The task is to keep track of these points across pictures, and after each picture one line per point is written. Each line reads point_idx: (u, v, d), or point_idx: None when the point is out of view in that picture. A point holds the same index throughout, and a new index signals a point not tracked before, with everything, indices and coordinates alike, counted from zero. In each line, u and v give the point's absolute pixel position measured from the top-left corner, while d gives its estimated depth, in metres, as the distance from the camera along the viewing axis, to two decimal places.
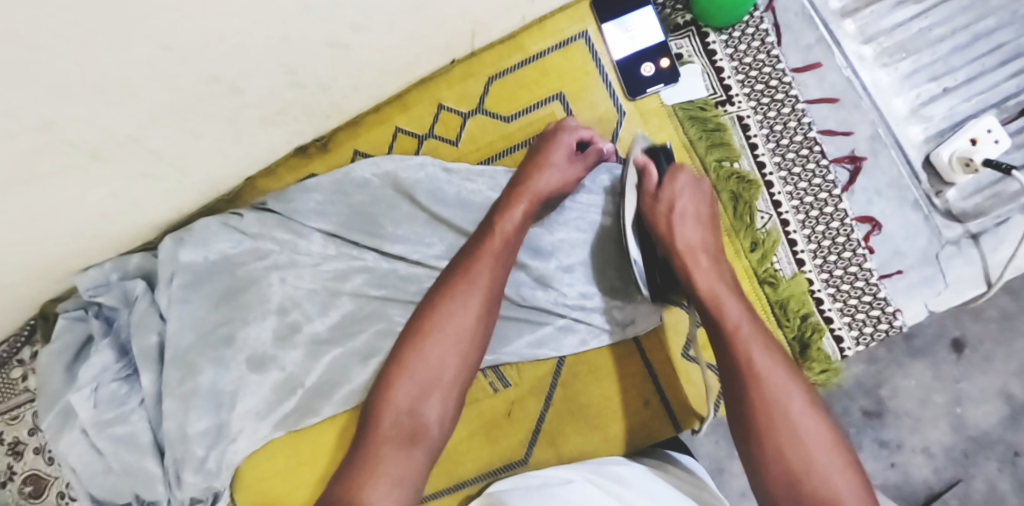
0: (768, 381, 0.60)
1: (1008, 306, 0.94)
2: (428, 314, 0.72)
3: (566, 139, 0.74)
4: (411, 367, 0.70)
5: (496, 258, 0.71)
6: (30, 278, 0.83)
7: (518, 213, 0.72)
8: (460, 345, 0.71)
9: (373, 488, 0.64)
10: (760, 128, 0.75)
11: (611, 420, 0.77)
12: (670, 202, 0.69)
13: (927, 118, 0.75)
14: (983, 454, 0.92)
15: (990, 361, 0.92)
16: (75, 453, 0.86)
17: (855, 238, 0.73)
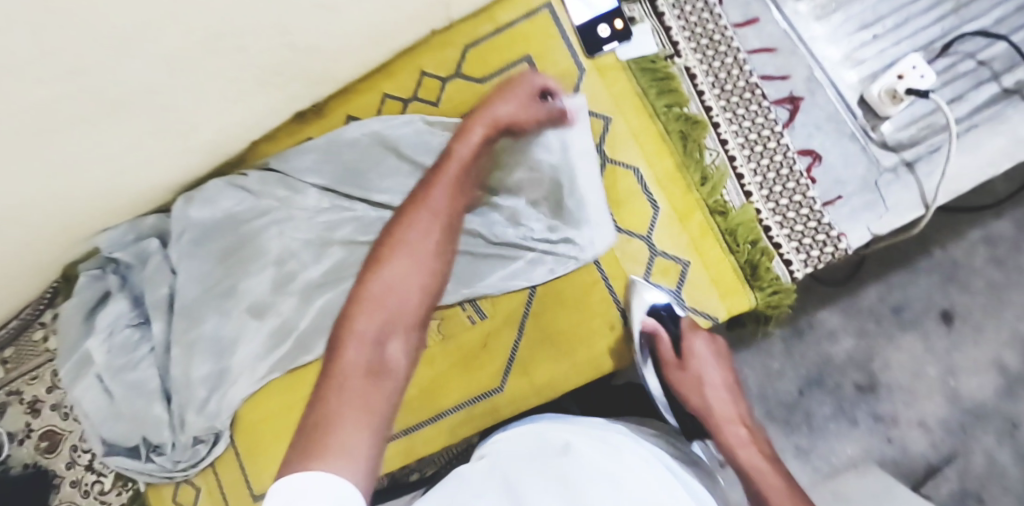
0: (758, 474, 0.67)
1: (996, 277, 1.00)
2: (387, 252, 0.76)
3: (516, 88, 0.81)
4: (377, 301, 0.73)
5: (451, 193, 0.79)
6: (55, 238, 0.92)
7: (483, 128, 0.80)
8: (422, 266, 0.76)
9: (344, 411, 0.60)
10: (706, 77, 0.83)
11: (579, 346, 0.82)
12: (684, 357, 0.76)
13: (860, 61, 0.81)
14: (981, 427, 0.99)
15: (982, 331, 1.00)
16: (89, 399, 0.94)
17: (797, 169, 0.79)
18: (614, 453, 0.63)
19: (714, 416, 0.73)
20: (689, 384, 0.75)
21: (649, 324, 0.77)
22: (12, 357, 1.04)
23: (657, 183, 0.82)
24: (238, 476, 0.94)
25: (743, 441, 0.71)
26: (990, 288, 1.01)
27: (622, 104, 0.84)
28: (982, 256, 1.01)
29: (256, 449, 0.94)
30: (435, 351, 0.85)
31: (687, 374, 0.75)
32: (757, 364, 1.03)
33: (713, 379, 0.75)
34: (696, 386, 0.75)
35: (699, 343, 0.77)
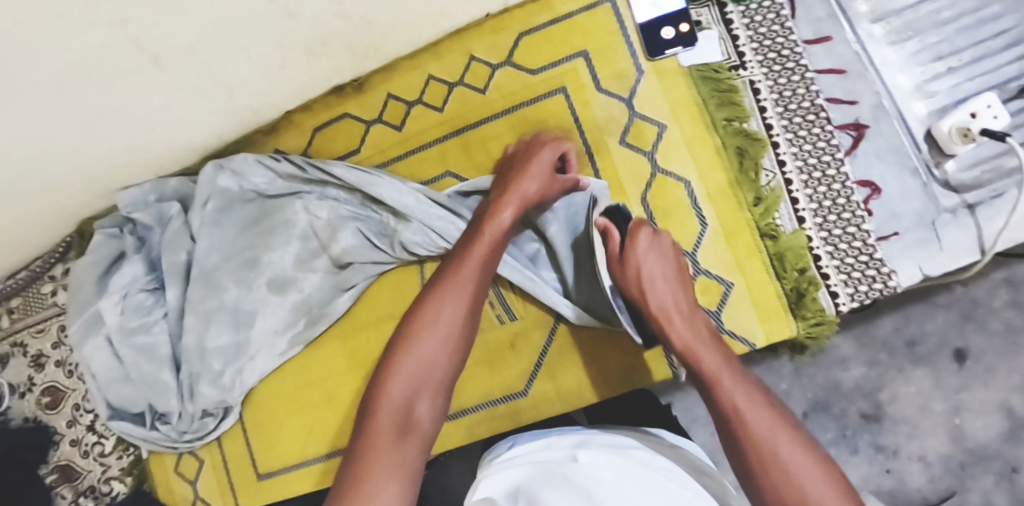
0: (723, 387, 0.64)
1: (1014, 319, 0.91)
2: (433, 291, 0.74)
3: (539, 157, 0.78)
4: (416, 359, 0.71)
5: (482, 260, 0.74)
6: (74, 185, 0.90)
7: (514, 206, 0.76)
8: (449, 346, 0.72)
9: (374, 483, 0.63)
10: (770, 93, 0.79)
11: (610, 357, 0.80)
12: (634, 261, 0.72)
13: (931, 93, 0.78)
14: (980, 467, 0.91)
15: (993, 374, 0.91)
16: (97, 361, 0.92)
17: (855, 200, 0.77)
18: (633, 466, 0.62)
19: (662, 306, 0.70)
20: (635, 288, 0.72)
21: (602, 223, 0.76)
22: (20, 307, 1.02)
23: (707, 198, 0.79)
24: (245, 452, 0.92)
25: (691, 325, 0.69)
26: (1008, 330, 0.91)
27: (679, 113, 0.80)
28: (1002, 298, 0.91)
29: (264, 426, 0.92)
30: None
31: (627, 270, 0.73)
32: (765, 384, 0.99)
33: (654, 272, 0.72)
34: (635, 280, 0.72)
35: (642, 239, 0.73)
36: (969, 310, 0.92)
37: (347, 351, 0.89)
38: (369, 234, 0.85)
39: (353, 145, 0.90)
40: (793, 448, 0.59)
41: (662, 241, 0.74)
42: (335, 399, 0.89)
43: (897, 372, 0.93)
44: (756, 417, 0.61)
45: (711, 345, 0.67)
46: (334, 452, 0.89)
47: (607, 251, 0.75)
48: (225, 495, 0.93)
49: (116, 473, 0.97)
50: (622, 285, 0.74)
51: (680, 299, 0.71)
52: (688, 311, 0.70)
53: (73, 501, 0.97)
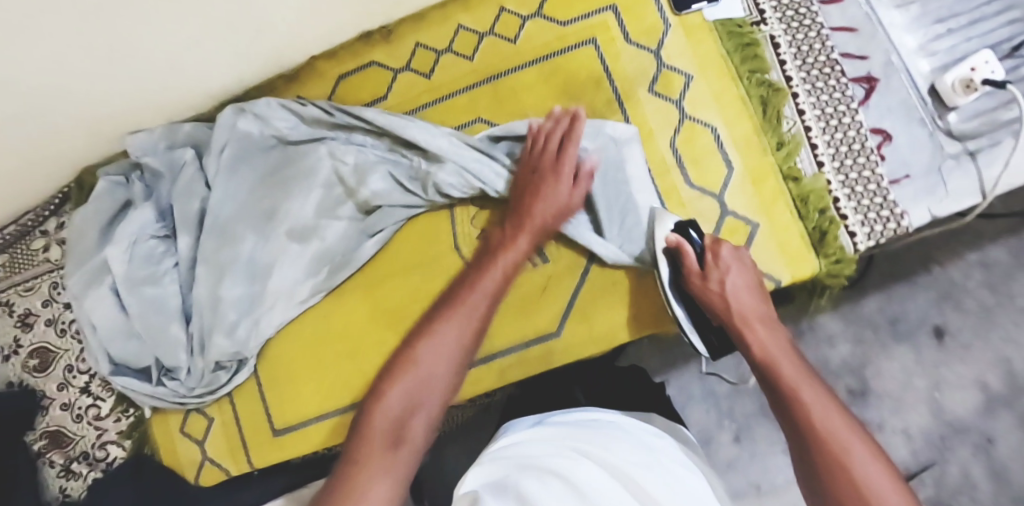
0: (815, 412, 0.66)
1: (987, 300, 1.02)
2: (448, 310, 0.77)
3: (552, 139, 0.81)
4: (420, 372, 0.73)
5: (497, 279, 0.78)
6: (81, 122, 0.86)
7: (529, 238, 0.79)
8: (457, 359, 0.75)
9: (360, 487, 0.64)
10: (789, 47, 0.84)
11: (643, 297, 0.82)
12: (720, 279, 0.75)
13: (933, 52, 0.85)
14: (958, 439, 1.01)
15: (969, 349, 1.02)
16: (99, 312, 0.87)
17: (869, 145, 0.82)
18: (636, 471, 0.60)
19: (741, 311, 0.74)
20: (715, 292, 0.75)
21: (674, 240, 0.77)
22: (6, 264, 0.97)
23: (733, 144, 0.83)
24: (258, 409, 0.89)
25: (771, 334, 0.72)
26: (981, 310, 1.02)
27: (706, 64, 0.84)
28: (976, 278, 1.02)
29: (279, 381, 0.88)
30: None
31: (709, 285, 0.75)
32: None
33: (737, 286, 0.75)
34: (719, 295, 0.75)
35: (723, 252, 0.76)
36: (947, 291, 1.03)
37: (371, 299, 0.87)
38: (399, 177, 0.85)
39: (379, 92, 0.90)
40: (862, 452, 0.62)
41: (741, 256, 0.77)
42: (357, 349, 0.86)
43: (881, 349, 1.03)
44: (825, 420, 0.65)
45: (785, 350, 0.72)
46: (355, 404, 0.86)
47: (686, 267, 0.77)
48: (237, 456, 0.89)
49: (113, 437, 0.93)
50: (700, 296, 0.76)
51: (758, 307, 0.75)
52: (767, 320, 0.74)
53: (63, 469, 0.92)
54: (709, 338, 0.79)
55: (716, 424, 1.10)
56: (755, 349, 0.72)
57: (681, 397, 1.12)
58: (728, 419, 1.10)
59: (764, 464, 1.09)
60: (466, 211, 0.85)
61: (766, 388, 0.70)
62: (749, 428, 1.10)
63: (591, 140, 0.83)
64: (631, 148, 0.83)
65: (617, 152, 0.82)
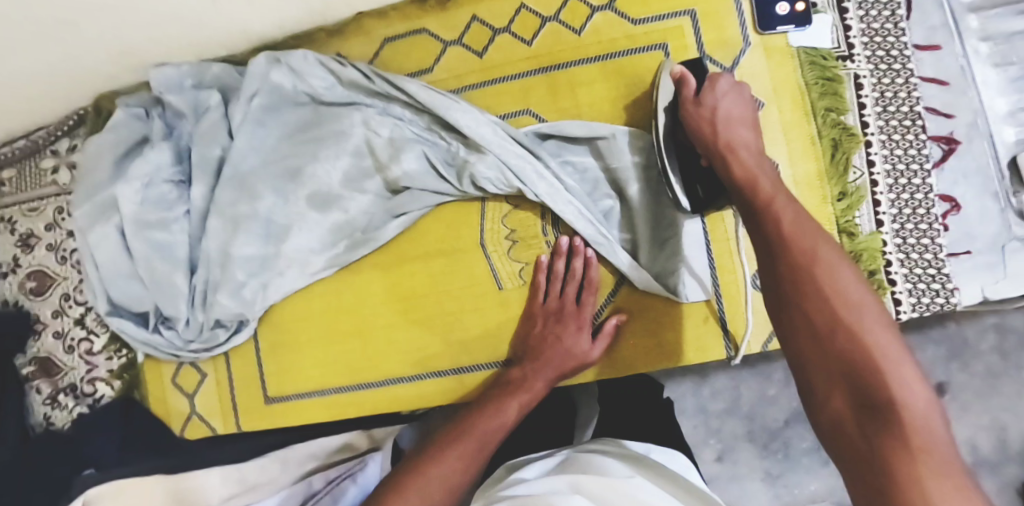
0: (796, 244, 0.60)
1: (995, 364, 0.96)
2: (451, 439, 0.73)
3: (568, 292, 0.78)
4: (427, 487, 0.69)
5: (516, 401, 0.74)
6: (105, 46, 0.80)
7: (545, 379, 0.76)
8: (465, 461, 0.71)
9: None
10: (872, 91, 0.78)
11: (666, 330, 0.78)
12: (713, 105, 0.71)
13: (1022, 122, 0.79)
14: None
15: (967, 410, 0.97)
16: (104, 250, 0.83)
17: (934, 213, 0.77)
18: (612, 482, 0.68)
19: (729, 139, 0.69)
20: (702, 112, 0.71)
21: (677, 73, 0.75)
22: (11, 181, 0.93)
23: (793, 184, 0.78)
24: (253, 374, 0.86)
25: (756, 158, 0.68)
26: (988, 374, 0.96)
27: (781, 94, 0.78)
28: (990, 342, 0.96)
29: (280, 348, 0.86)
30: (513, 295, 0.80)
31: (701, 108, 0.72)
32: (753, 385, 1.04)
33: (730, 113, 0.71)
34: (710, 118, 0.71)
35: (722, 84, 0.72)
36: (957, 349, 0.97)
37: (386, 282, 0.83)
38: (435, 161, 0.80)
39: (426, 64, 0.84)
40: (832, 259, 0.58)
41: (741, 88, 0.73)
42: (365, 329, 0.84)
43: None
44: (795, 230, 0.60)
45: (769, 173, 0.67)
46: (355, 385, 0.84)
47: (682, 96, 0.74)
48: (226, 417, 0.88)
49: (102, 375, 0.91)
50: (690, 120, 0.72)
51: (750, 138, 0.71)
52: (752, 148, 0.69)
53: (50, 397, 0.91)
54: (693, 188, 0.74)
55: (701, 441, 1.06)
56: (738, 170, 0.67)
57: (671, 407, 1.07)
58: (713, 438, 1.05)
59: (741, 486, 1.04)
60: (498, 207, 0.80)
61: (748, 216, 0.65)
62: (732, 450, 1.05)
63: (644, 155, 0.77)
64: None
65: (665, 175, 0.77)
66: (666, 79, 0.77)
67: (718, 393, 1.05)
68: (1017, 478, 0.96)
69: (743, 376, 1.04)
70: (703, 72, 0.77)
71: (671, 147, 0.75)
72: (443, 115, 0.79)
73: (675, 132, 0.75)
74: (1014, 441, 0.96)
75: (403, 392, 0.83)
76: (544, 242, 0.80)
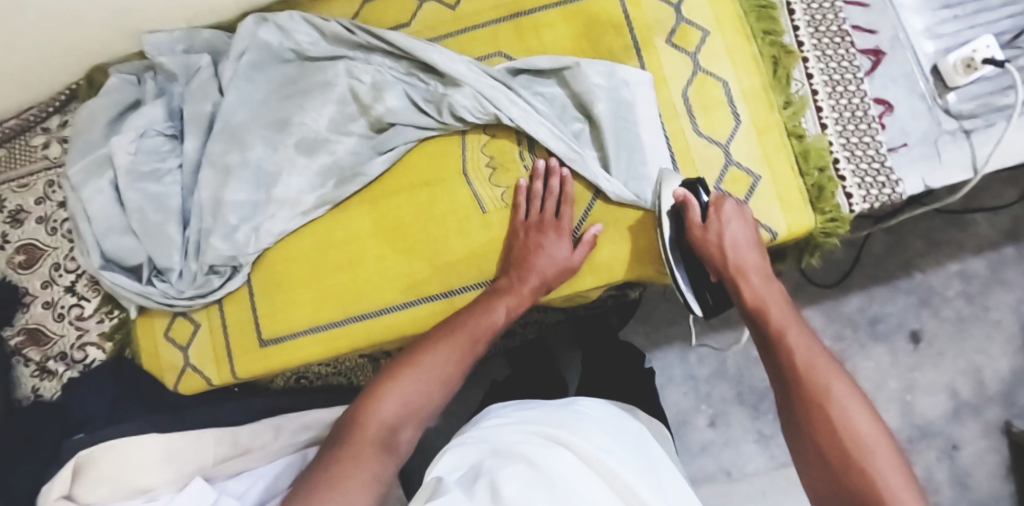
0: (815, 373, 0.67)
1: (963, 309, 1.08)
2: (443, 334, 0.77)
3: (547, 206, 0.82)
4: (421, 379, 0.74)
5: (506, 298, 0.79)
6: (102, 13, 0.85)
7: (535, 280, 0.79)
8: (459, 353, 0.76)
9: (344, 484, 0.64)
10: (804, 14, 0.87)
11: (643, 235, 0.83)
12: (719, 231, 0.77)
13: (938, 35, 0.88)
14: (925, 444, 1.07)
15: (943, 357, 1.08)
16: (97, 203, 0.86)
17: (871, 113, 0.85)
18: (590, 444, 0.70)
19: (738, 265, 0.76)
20: (709, 240, 0.77)
21: (681, 194, 0.79)
22: (2, 158, 0.96)
23: (743, 99, 0.85)
24: (246, 317, 0.87)
25: (766, 286, 0.75)
26: (957, 318, 1.08)
27: (723, 21, 0.87)
28: (955, 288, 1.08)
29: (272, 289, 0.87)
30: (495, 216, 0.85)
31: (708, 235, 0.77)
32: (738, 349, 1.11)
33: (737, 238, 0.77)
34: (718, 247, 0.77)
35: (726, 208, 0.78)
36: (926, 297, 1.09)
37: (374, 216, 0.87)
38: (416, 98, 0.86)
39: (402, 19, 0.91)
40: (844, 396, 0.65)
41: (744, 210, 0.79)
42: (354, 265, 0.86)
43: (859, 347, 1.09)
44: (810, 364, 0.68)
45: (779, 299, 0.75)
46: (346, 321, 0.85)
47: (687, 218, 0.79)
48: (220, 365, 0.88)
49: (94, 339, 0.91)
50: (701, 247, 0.78)
51: (756, 262, 0.77)
52: (761, 272, 0.77)
53: (39, 368, 0.90)
54: (703, 296, 0.82)
55: (693, 408, 1.11)
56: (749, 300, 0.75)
57: (660, 378, 1.13)
58: (705, 404, 1.11)
59: (736, 449, 1.10)
60: (477, 138, 0.86)
61: (761, 340, 0.73)
62: (725, 414, 1.11)
63: (608, 79, 0.84)
64: (643, 92, 0.85)
65: (623, 95, 0.84)
66: (666, 191, 0.80)
67: (705, 359, 1.12)
68: (1001, 418, 1.06)
69: (727, 340, 1.12)
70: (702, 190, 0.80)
71: (681, 258, 0.81)
72: (421, 58, 0.86)
73: (686, 253, 0.82)
74: (992, 381, 1.07)
75: (393, 321, 0.85)
76: (521, 165, 0.85)
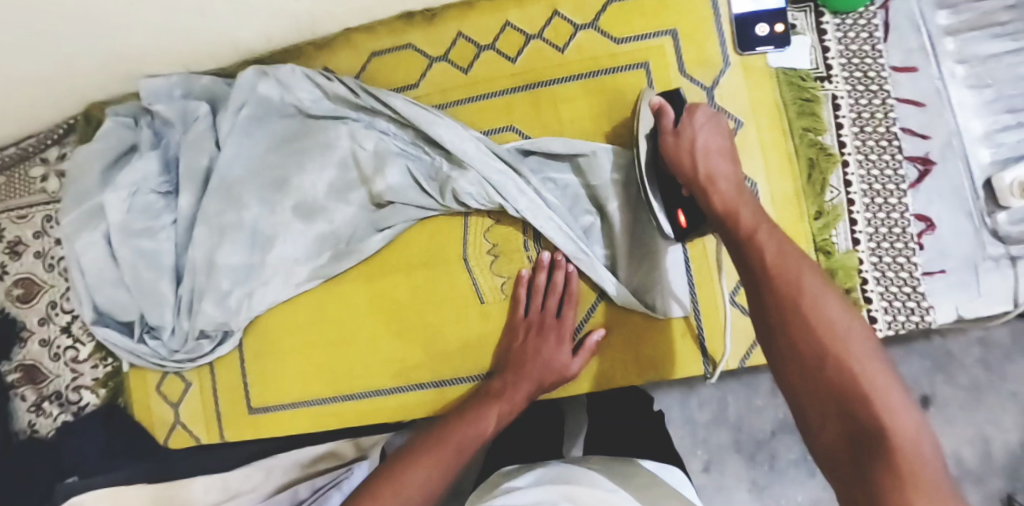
0: (795, 281, 0.54)
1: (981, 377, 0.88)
2: (429, 446, 0.72)
3: (549, 305, 0.78)
4: (400, 490, 0.67)
5: (496, 407, 0.75)
6: (97, 56, 0.81)
7: (528, 388, 0.76)
8: (443, 464, 0.70)
9: None
10: (850, 111, 0.79)
11: (644, 344, 0.79)
12: (689, 135, 0.70)
13: (997, 143, 0.79)
14: None
15: (953, 421, 0.89)
16: (91, 256, 0.84)
17: (910, 232, 0.78)
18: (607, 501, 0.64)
19: (708, 170, 0.67)
20: (681, 144, 0.71)
21: (658, 103, 0.74)
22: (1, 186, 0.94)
23: (771, 202, 0.78)
24: (236, 383, 0.88)
25: (734, 188, 0.66)
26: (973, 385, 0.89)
27: (760, 112, 0.79)
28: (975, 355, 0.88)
29: (264, 358, 0.87)
30: (493, 308, 0.81)
31: (679, 141, 0.71)
32: (740, 396, 0.94)
33: (709, 145, 0.70)
34: (688, 151, 0.70)
35: (700, 114, 0.71)
36: (941, 361, 0.89)
37: (370, 293, 0.84)
38: (417, 175, 0.80)
39: (412, 79, 0.85)
40: (818, 289, 0.53)
41: (720, 120, 0.72)
42: (350, 340, 0.85)
43: None
44: (780, 262, 0.56)
45: (752, 208, 0.63)
46: (338, 397, 0.85)
47: (662, 127, 0.73)
48: (209, 424, 0.89)
49: (88, 383, 0.92)
50: (671, 154, 0.71)
51: (728, 171, 0.68)
52: (733, 180, 0.67)
53: (35, 405, 0.91)
54: (677, 215, 0.73)
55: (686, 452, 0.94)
56: (717, 204, 0.65)
57: None
58: (700, 449, 0.94)
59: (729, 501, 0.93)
60: (480, 222, 0.81)
61: (732, 248, 0.61)
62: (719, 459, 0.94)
63: (624, 173, 0.78)
64: None
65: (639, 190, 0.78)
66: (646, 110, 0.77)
67: (705, 402, 0.94)
68: (1001, 491, 0.88)
69: (729, 385, 0.94)
70: (681, 101, 0.76)
71: (653, 177, 0.75)
72: (426, 130, 0.80)
73: (663, 173, 0.74)
74: (999, 453, 0.88)
75: (384, 403, 0.84)
76: (524, 255, 0.81)
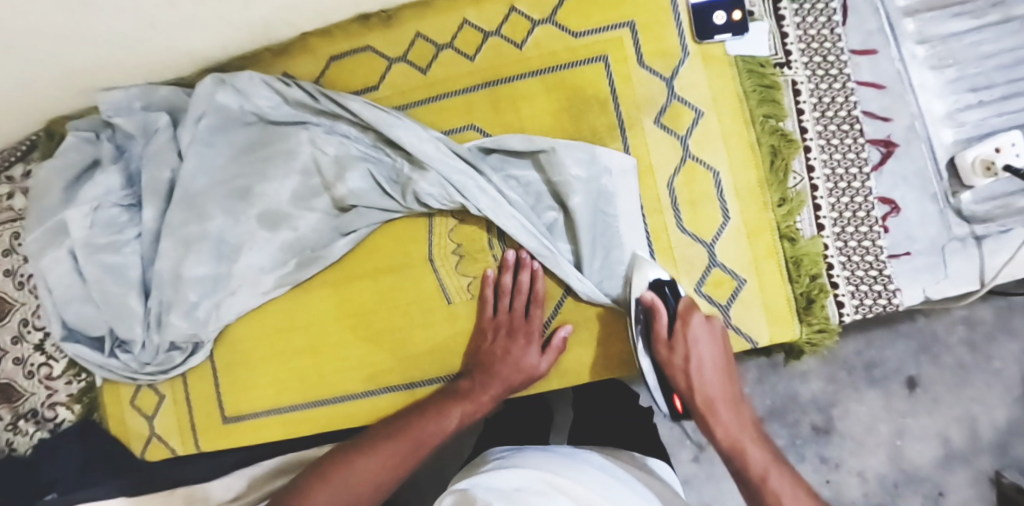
0: (768, 482, 0.69)
1: (965, 358, 0.87)
2: (389, 436, 0.75)
3: (516, 304, 0.78)
4: (353, 477, 0.72)
5: (462, 406, 0.75)
6: (54, 72, 0.81)
7: (498, 389, 0.76)
8: (397, 458, 0.73)
9: None
10: (810, 96, 0.79)
11: (612, 340, 0.79)
12: (684, 354, 0.75)
13: (960, 123, 0.79)
14: (910, 488, 0.88)
15: (939, 403, 0.88)
16: (57, 273, 0.84)
17: (874, 215, 0.78)
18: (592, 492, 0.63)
19: (703, 393, 0.74)
20: (674, 362, 0.75)
21: (649, 299, 0.75)
22: None
23: (734, 193, 0.78)
24: (209, 393, 0.88)
25: (733, 414, 0.73)
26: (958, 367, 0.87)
27: (720, 102, 0.79)
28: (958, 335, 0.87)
29: (235, 367, 0.87)
30: (460, 308, 0.81)
31: (674, 356, 0.75)
32: None
33: (702, 357, 0.74)
34: (681, 368, 0.75)
35: (693, 322, 0.75)
36: (926, 342, 0.88)
37: (337, 299, 0.84)
38: (379, 178, 0.80)
39: (371, 82, 0.85)
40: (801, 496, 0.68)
41: (712, 324, 0.75)
42: (319, 347, 0.85)
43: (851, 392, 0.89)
44: (780, 489, 0.68)
45: (744, 428, 0.73)
46: (309, 403, 0.85)
47: (655, 330, 0.75)
48: (185, 436, 0.89)
49: (62, 398, 0.91)
50: (666, 365, 0.76)
51: (724, 390, 0.75)
52: (727, 389, 0.74)
53: (10, 425, 0.90)
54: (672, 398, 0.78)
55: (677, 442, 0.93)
56: (717, 429, 0.73)
57: None
58: (689, 439, 0.93)
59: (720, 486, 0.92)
60: (444, 223, 0.81)
61: (728, 465, 0.72)
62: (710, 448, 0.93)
63: (585, 168, 0.78)
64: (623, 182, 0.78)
65: (602, 184, 0.78)
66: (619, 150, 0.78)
67: None
68: (990, 468, 0.87)
69: None
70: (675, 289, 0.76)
71: (647, 344, 0.76)
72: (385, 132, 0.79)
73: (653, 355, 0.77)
74: (986, 432, 0.87)
75: (355, 408, 0.84)
76: (490, 254, 0.80)
